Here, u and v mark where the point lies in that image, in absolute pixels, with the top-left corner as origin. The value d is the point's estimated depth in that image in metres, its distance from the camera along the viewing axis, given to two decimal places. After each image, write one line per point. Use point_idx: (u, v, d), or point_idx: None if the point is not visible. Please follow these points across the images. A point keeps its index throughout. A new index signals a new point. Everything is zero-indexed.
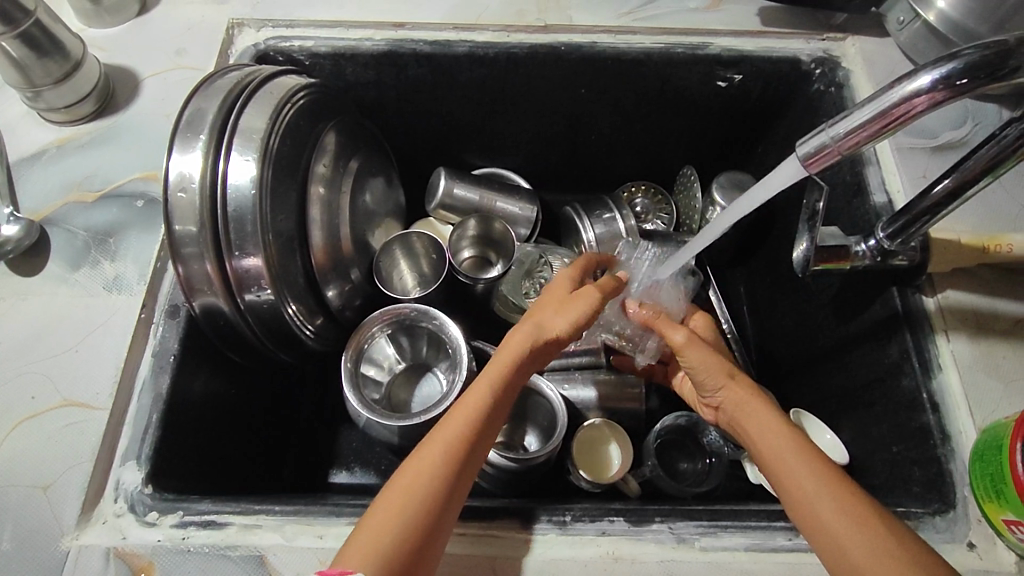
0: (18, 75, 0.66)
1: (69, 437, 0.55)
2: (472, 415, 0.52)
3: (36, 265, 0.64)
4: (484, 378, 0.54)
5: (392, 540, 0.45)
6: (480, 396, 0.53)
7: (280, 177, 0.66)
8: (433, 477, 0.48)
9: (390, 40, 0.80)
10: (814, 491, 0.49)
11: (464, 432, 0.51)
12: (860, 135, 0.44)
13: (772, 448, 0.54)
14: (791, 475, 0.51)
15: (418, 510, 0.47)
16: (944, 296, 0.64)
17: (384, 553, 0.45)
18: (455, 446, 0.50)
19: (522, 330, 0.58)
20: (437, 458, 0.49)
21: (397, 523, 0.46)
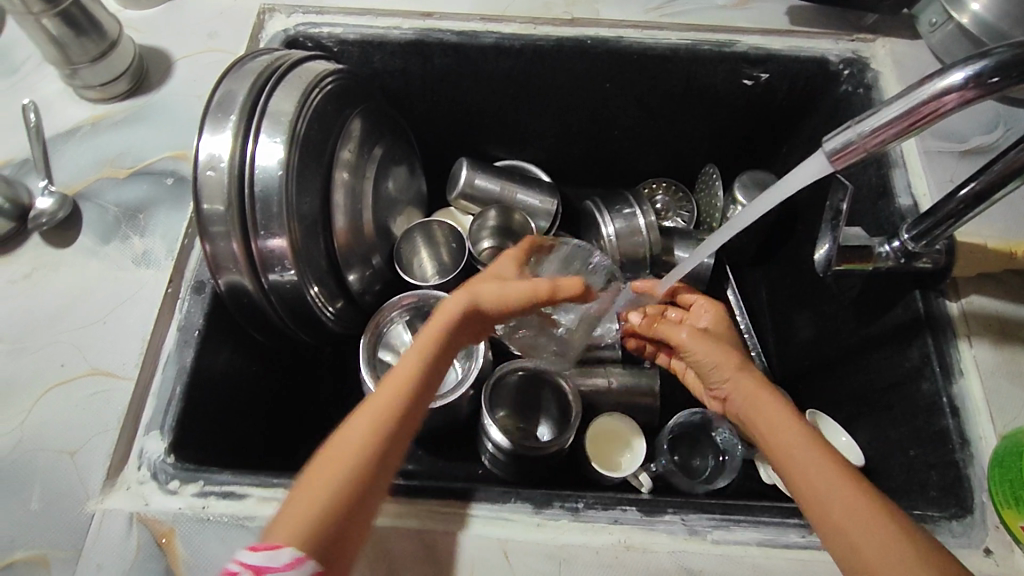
0: (57, 53, 0.68)
1: (96, 405, 0.57)
2: (403, 383, 0.51)
3: (68, 238, 0.65)
4: (413, 350, 0.53)
5: (314, 514, 0.44)
6: (407, 365, 0.51)
7: (307, 160, 0.67)
8: (358, 448, 0.47)
9: (418, 29, 0.81)
10: (824, 490, 0.48)
11: (391, 401, 0.49)
12: (887, 133, 0.43)
13: (783, 443, 0.52)
14: (802, 472, 0.50)
15: (342, 482, 0.46)
16: (968, 301, 0.63)
17: (309, 525, 0.44)
18: (384, 416, 0.49)
19: (454, 299, 0.55)
20: (361, 430, 0.48)
21: (320, 496, 0.45)
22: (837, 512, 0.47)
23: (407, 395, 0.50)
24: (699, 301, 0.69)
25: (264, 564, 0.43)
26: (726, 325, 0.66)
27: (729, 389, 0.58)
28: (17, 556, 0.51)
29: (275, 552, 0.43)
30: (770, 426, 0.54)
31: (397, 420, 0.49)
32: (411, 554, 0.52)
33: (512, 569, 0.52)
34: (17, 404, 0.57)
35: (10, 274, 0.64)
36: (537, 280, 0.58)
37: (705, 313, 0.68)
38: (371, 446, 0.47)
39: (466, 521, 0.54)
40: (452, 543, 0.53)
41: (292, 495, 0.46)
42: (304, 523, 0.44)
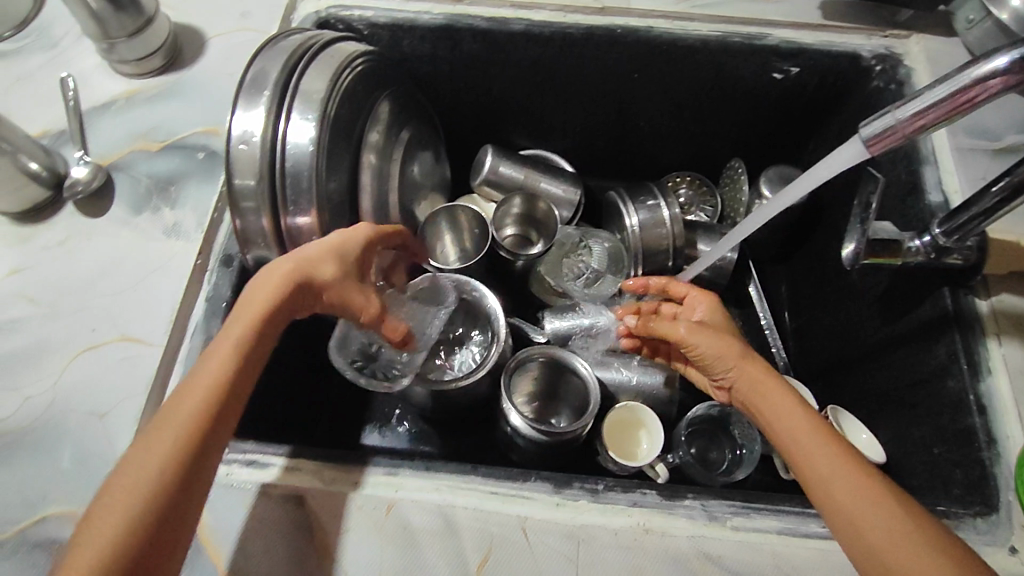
0: (95, 26, 0.69)
1: (126, 370, 0.58)
2: (210, 383, 0.48)
3: (100, 208, 0.66)
4: (215, 357, 0.50)
5: (121, 535, 0.42)
6: (223, 369, 0.49)
7: (337, 139, 0.67)
8: (155, 465, 0.45)
9: (449, 14, 0.82)
10: (828, 473, 0.51)
11: (201, 406, 0.47)
12: (926, 119, 0.42)
13: (790, 430, 0.55)
14: (809, 457, 0.52)
15: (150, 501, 0.44)
16: (999, 299, 0.63)
17: (114, 538, 0.42)
18: (164, 427, 0.46)
19: (276, 276, 0.53)
20: (163, 443, 0.45)
21: (123, 514, 0.43)
22: (845, 497, 0.49)
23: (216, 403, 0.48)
24: (694, 293, 0.73)
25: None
26: (727, 322, 0.68)
27: (736, 378, 0.61)
28: (47, 512, 0.52)
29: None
30: (777, 415, 0.57)
31: (205, 429, 0.47)
32: (431, 527, 0.53)
33: (531, 546, 0.52)
34: (49, 367, 0.58)
35: (44, 241, 0.65)
36: (347, 283, 0.57)
37: (701, 307, 0.71)
38: (160, 458, 0.45)
39: (486, 498, 0.54)
40: (471, 518, 0.53)
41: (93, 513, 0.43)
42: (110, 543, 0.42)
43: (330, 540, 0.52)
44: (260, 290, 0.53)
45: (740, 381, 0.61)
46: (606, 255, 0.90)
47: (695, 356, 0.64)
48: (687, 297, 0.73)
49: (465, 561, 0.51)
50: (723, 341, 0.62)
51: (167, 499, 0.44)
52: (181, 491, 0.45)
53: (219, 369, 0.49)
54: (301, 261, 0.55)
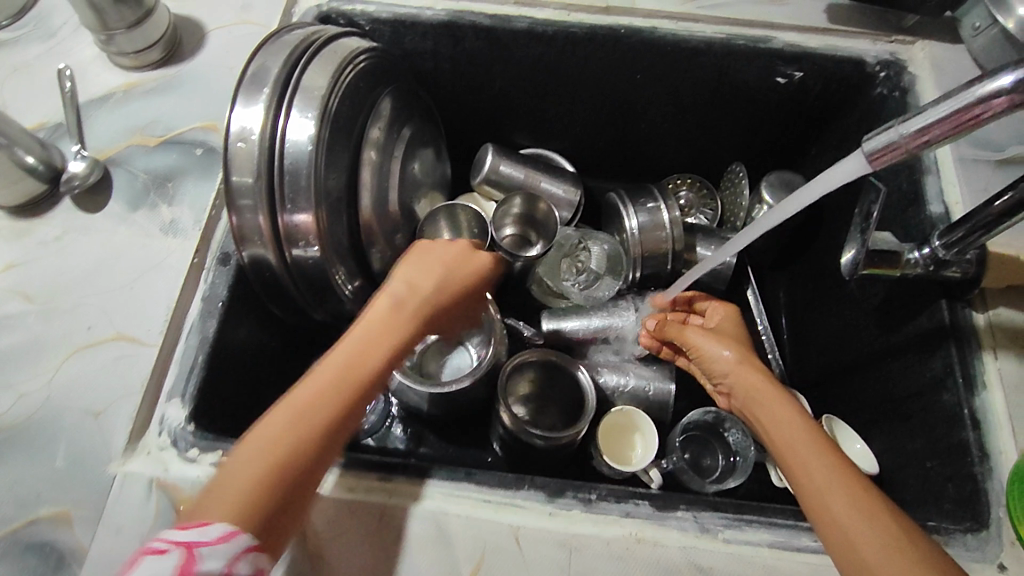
0: (93, 18, 0.68)
1: (121, 369, 0.58)
2: (363, 372, 0.50)
3: (98, 204, 0.66)
4: (363, 341, 0.52)
5: (251, 489, 0.43)
6: (376, 355, 0.52)
7: (336, 138, 0.67)
8: (294, 431, 0.46)
9: (451, 10, 0.80)
10: (826, 485, 0.51)
11: (347, 387, 0.49)
12: (927, 136, 0.41)
13: (788, 439, 0.56)
14: (804, 468, 0.53)
15: (287, 462, 0.45)
16: (996, 313, 0.62)
17: (255, 491, 0.43)
18: (312, 398, 0.47)
19: (423, 300, 0.57)
20: (313, 419, 0.47)
21: (262, 471, 0.44)
22: (839, 510, 0.50)
23: (357, 386, 0.50)
24: (715, 305, 0.73)
25: (195, 540, 0.40)
26: (741, 330, 0.69)
27: (734, 384, 0.63)
28: (40, 512, 0.52)
29: (207, 526, 0.41)
30: (774, 423, 0.58)
31: (347, 408, 0.48)
32: (425, 534, 0.53)
33: (523, 555, 0.52)
34: (44, 364, 0.58)
35: (41, 236, 0.64)
36: (454, 308, 0.62)
37: (720, 314, 0.71)
38: (298, 423, 0.46)
39: (479, 506, 0.54)
40: (464, 525, 0.53)
41: (229, 465, 0.44)
42: (241, 497, 0.43)
43: (324, 544, 0.52)
44: (400, 291, 0.56)
45: (738, 388, 0.62)
46: (604, 255, 0.90)
47: (702, 360, 0.66)
48: (710, 308, 0.73)
49: (457, 568, 0.52)
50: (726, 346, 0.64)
51: (297, 471, 0.45)
52: (307, 466, 0.46)
53: (376, 361, 0.51)
54: (443, 293, 0.59)
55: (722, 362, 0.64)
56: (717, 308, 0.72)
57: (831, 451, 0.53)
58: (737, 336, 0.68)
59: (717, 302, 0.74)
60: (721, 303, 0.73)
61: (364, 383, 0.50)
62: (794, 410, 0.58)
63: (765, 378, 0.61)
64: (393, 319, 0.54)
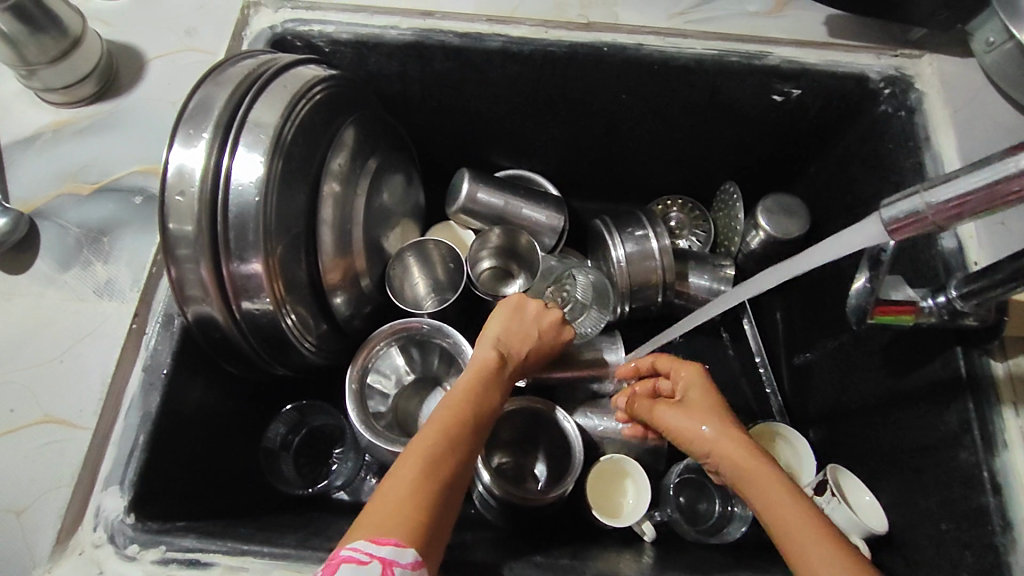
0: (10, 52, 0.61)
1: (48, 457, 0.52)
2: (489, 410, 0.55)
3: (24, 263, 0.59)
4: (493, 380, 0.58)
5: (420, 514, 0.45)
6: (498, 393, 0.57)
7: (289, 181, 0.60)
8: (447, 456, 0.49)
9: (417, 29, 0.73)
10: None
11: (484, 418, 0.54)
12: (960, 207, 0.36)
13: (786, 527, 0.49)
14: (801, 550, 0.47)
15: (444, 485, 0.48)
16: (1016, 361, 0.57)
17: (424, 512, 0.46)
18: (452, 420, 0.52)
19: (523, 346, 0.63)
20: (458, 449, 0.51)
21: (429, 493, 0.47)
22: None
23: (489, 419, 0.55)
24: (675, 367, 0.65)
25: (393, 559, 0.43)
26: (713, 395, 0.62)
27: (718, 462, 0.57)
28: None
29: (401, 548, 0.44)
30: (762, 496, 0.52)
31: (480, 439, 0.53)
32: None
33: None
34: None
35: None
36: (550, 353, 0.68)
37: (686, 377, 0.63)
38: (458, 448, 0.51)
39: None
40: None
41: (388, 493, 0.46)
42: (411, 521, 0.45)
43: None
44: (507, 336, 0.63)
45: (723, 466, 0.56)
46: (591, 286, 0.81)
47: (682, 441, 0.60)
48: (673, 376, 0.65)
49: None
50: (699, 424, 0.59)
51: (448, 499, 0.48)
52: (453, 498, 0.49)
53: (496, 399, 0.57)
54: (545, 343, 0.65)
55: (703, 441, 0.58)
56: (689, 379, 0.63)
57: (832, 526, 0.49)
58: (708, 401, 0.61)
59: (671, 359, 0.67)
60: (676, 363, 0.65)
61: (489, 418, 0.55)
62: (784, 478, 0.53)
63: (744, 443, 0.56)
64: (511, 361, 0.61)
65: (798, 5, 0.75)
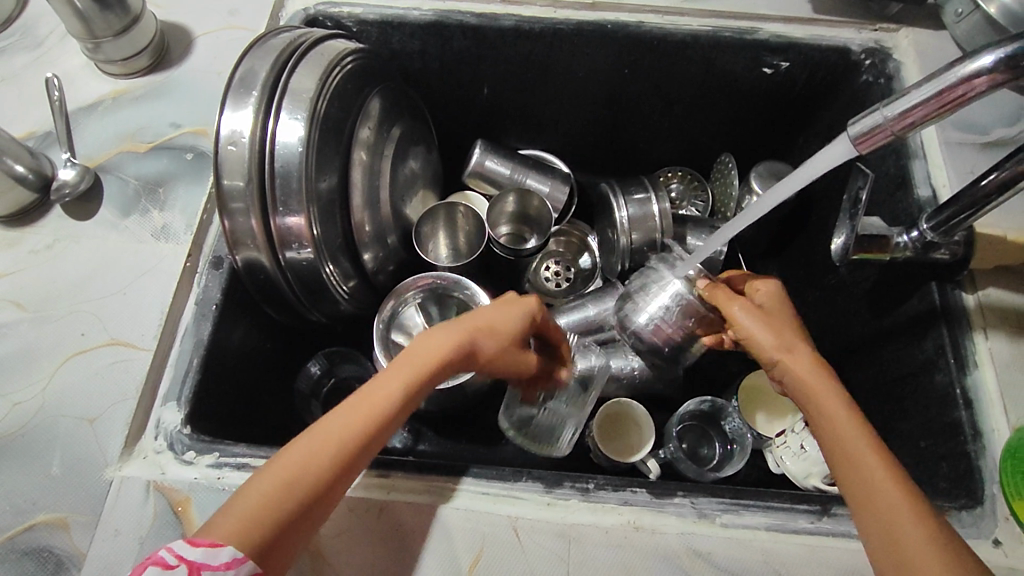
0: (80, 26, 0.68)
1: (116, 374, 0.59)
2: (382, 405, 0.50)
3: (89, 211, 0.66)
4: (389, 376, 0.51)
5: (255, 523, 0.43)
6: (397, 387, 0.51)
7: (326, 139, 0.66)
8: (311, 468, 0.46)
9: (438, 10, 0.81)
10: (870, 482, 0.48)
11: (364, 418, 0.49)
12: (914, 117, 0.44)
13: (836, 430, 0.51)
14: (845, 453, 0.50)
15: (297, 498, 0.45)
16: (985, 293, 0.63)
17: (266, 526, 0.44)
18: (355, 427, 0.48)
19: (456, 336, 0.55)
20: (324, 455, 0.46)
21: (276, 506, 0.44)
22: (908, 549, 0.45)
23: (382, 419, 0.49)
24: (726, 305, 0.60)
25: (202, 562, 0.41)
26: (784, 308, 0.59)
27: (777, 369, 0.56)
28: (37, 519, 0.53)
29: (216, 549, 0.42)
30: (837, 442, 0.51)
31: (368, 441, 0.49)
32: (425, 530, 0.54)
33: (523, 547, 0.53)
34: (39, 373, 0.59)
35: (32, 244, 0.65)
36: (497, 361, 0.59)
37: (745, 322, 0.58)
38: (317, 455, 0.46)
39: (478, 498, 0.56)
40: (464, 520, 0.55)
41: (237, 502, 0.44)
42: (244, 532, 0.43)
43: (324, 544, 0.53)
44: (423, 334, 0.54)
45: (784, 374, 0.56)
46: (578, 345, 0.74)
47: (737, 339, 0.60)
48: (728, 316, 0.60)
49: (458, 561, 0.53)
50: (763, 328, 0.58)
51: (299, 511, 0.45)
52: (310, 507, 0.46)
53: (397, 393, 0.50)
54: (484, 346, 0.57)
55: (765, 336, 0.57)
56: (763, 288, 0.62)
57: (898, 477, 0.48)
58: (783, 335, 0.57)
59: (726, 295, 0.61)
60: (726, 303, 0.60)
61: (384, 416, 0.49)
62: (848, 410, 0.52)
63: (822, 376, 0.54)
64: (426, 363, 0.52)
65: None
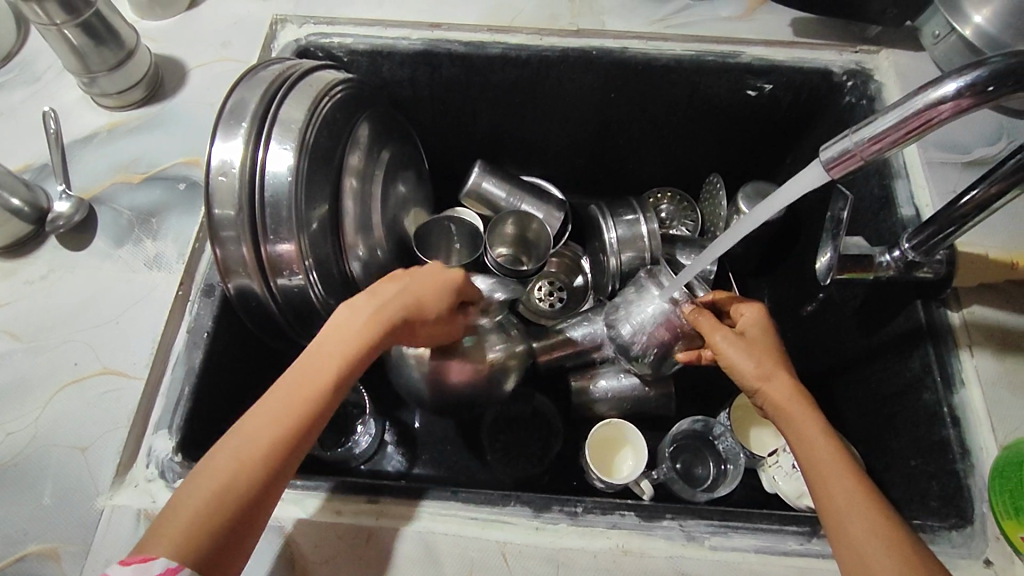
0: (76, 62, 0.70)
1: (108, 403, 0.59)
2: (315, 392, 0.52)
3: (83, 241, 0.68)
4: (312, 362, 0.53)
5: (196, 519, 0.45)
6: (322, 375, 0.53)
7: (317, 167, 0.67)
8: (250, 456, 0.48)
9: (426, 40, 0.82)
10: (843, 509, 0.50)
11: (291, 408, 0.50)
12: (881, 142, 0.45)
13: (814, 459, 0.53)
14: (823, 483, 0.52)
15: (238, 490, 0.47)
16: (970, 311, 0.63)
17: (205, 517, 0.45)
18: (287, 416, 0.50)
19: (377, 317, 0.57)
20: (259, 440, 0.49)
21: (211, 499, 0.46)
22: (873, 559, 0.47)
23: (318, 406, 0.52)
24: (709, 332, 0.63)
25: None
26: (769, 338, 0.62)
27: (761, 398, 0.59)
28: (27, 549, 0.54)
29: (149, 562, 0.42)
30: (814, 464, 0.53)
31: (304, 427, 0.51)
32: (413, 555, 0.54)
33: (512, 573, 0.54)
34: (31, 402, 0.60)
35: (27, 274, 0.66)
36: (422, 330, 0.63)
37: (727, 350, 0.61)
38: (249, 445, 0.48)
39: (465, 523, 0.56)
40: (452, 545, 0.55)
41: (181, 496, 0.46)
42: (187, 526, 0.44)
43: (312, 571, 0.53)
44: (345, 313, 0.56)
45: (767, 402, 0.58)
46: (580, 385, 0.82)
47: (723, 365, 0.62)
48: (711, 345, 0.63)
49: None
50: (752, 355, 0.60)
51: (243, 505, 0.47)
52: (249, 496, 0.47)
53: (329, 378, 0.53)
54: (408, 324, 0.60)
55: (747, 363, 0.59)
56: (752, 316, 0.64)
57: (878, 506, 0.49)
58: (764, 363, 0.59)
59: (710, 320, 0.63)
60: (710, 330, 0.63)
61: (317, 400, 0.52)
62: (832, 443, 0.54)
63: (799, 400, 0.57)
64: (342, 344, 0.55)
65: (765, 10, 0.84)
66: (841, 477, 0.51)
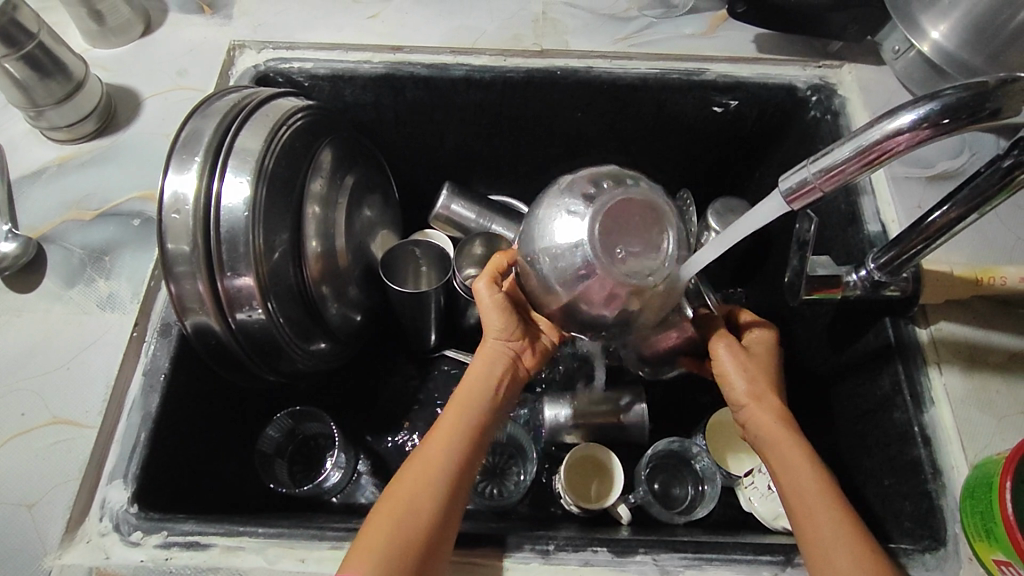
0: (20, 95, 0.68)
1: (58, 453, 0.57)
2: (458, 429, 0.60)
3: (31, 283, 0.65)
4: (450, 417, 0.61)
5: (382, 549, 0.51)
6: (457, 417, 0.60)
7: (275, 198, 0.65)
8: (418, 490, 0.55)
9: (388, 63, 0.81)
10: (831, 542, 0.50)
11: (463, 439, 0.59)
12: (840, 173, 0.45)
13: (797, 488, 0.54)
14: (809, 512, 0.52)
15: (410, 521, 0.53)
16: (938, 327, 0.63)
17: (387, 548, 0.51)
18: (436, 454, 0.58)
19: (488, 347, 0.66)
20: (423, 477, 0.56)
21: (388, 535, 0.52)
22: None
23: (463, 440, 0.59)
24: (715, 344, 0.64)
25: None
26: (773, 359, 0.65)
27: (748, 421, 0.60)
28: None
29: None
30: (796, 490, 0.54)
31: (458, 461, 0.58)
32: None
33: None
34: None
35: None
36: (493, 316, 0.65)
37: (727, 361, 0.62)
38: (421, 485, 0.55)
39: None
40: None
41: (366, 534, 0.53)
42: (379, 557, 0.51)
43: None
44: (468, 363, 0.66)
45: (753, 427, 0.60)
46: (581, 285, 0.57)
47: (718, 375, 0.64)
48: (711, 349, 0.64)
49: None
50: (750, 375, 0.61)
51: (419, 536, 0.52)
52: (424, 527, 0.53)
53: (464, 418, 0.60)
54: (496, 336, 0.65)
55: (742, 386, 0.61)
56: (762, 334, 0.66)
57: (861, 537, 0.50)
58: (756, 381, 0.61)
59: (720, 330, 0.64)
60: (715, 340, 0.64)
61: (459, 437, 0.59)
62: (811, 466, 0.55)
63: (784, 425, 0.58)
64: (492, 372, 0.64)
65: (728, 27, 0.84)
66: (836, 499, 0.53)
